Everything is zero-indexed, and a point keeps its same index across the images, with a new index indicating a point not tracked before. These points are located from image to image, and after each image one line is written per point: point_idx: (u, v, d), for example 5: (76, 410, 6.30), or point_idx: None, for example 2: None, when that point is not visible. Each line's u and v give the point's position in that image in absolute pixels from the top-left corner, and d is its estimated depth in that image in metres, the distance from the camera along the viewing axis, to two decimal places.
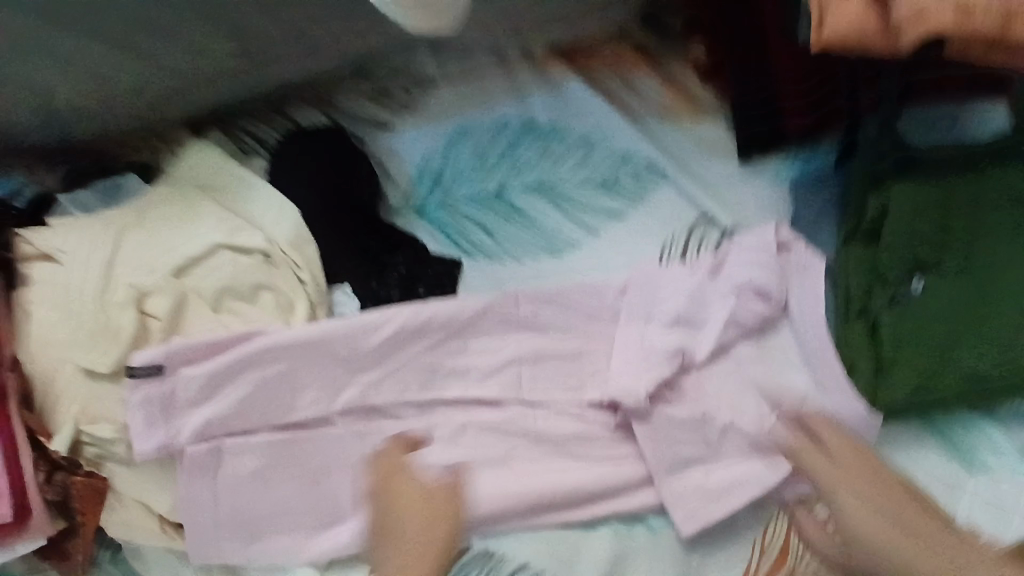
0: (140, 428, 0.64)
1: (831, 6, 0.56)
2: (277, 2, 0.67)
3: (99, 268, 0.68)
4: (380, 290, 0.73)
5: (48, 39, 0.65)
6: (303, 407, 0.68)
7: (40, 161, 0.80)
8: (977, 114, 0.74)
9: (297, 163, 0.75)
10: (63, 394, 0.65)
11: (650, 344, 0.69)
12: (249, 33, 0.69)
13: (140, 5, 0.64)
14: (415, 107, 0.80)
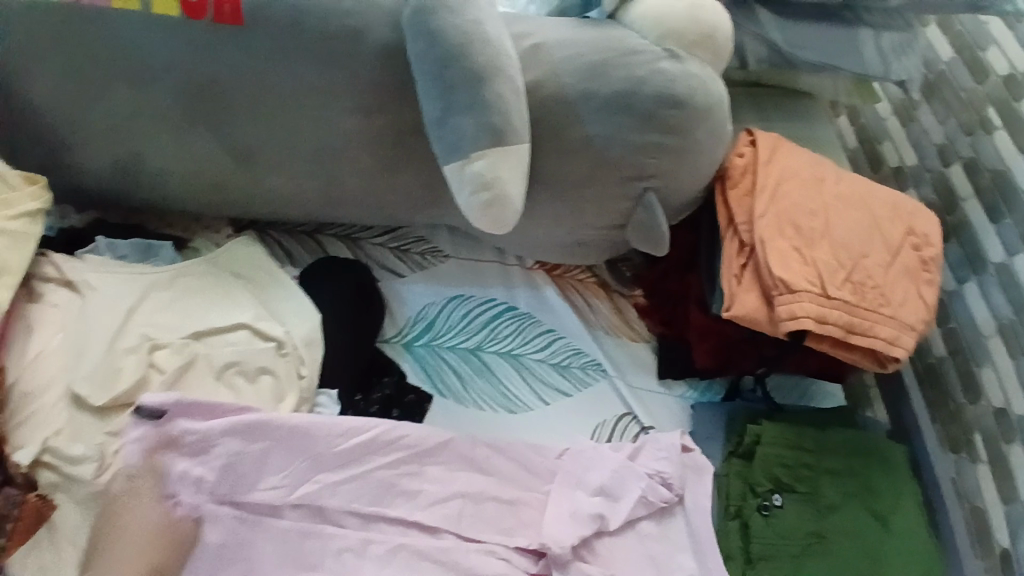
0: (116, 462, 0.69)
1: (737, 297, 0.86)
2: (360, 168, 0.85)
3: (120, 313, 0.74)
4: (362, 403, 0.83)
5: (176, 130, 0.81)
6: (265, 490, 0.72)
7: (87, 206, 0.91)
8: (817, 390, 1.05)
9: (322, 284, 0.89)
10: (44, 410, 0.69)
11: (577, 506, 0.82)
12: (329, 178, 0.87)
13: (261, 135, 0.82)
14: (426, 268, 0.99)
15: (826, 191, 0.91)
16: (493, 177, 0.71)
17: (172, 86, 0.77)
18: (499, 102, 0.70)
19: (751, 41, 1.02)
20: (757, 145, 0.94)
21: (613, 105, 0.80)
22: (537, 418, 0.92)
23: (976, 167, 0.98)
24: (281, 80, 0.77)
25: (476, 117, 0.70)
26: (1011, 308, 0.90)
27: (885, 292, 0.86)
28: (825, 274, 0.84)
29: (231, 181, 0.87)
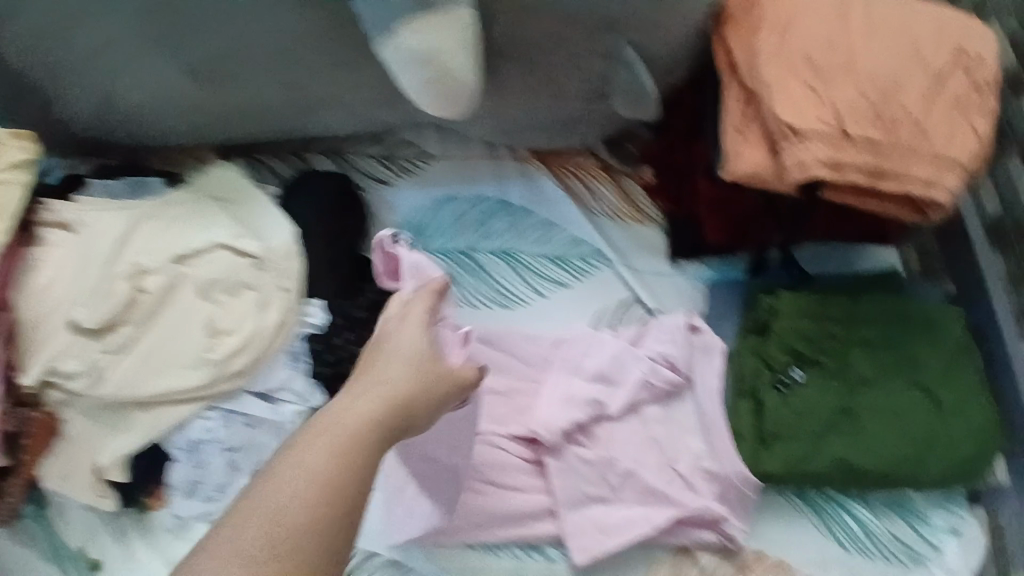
0: (120, 379, 0.76)
1: (737, 152, 0.74)
2: (321, 72, 0.82)
3: (111, 245, 0.78)
4: (348, 308, 0.82)
5: (140, 61, 0.81)
6: (273, 380, 0.79)
7: (85, 152, 0.95)
8: (860, 255, 0.93)
9: (304, 198, 0.88)
10: (53, 340, 0.75)
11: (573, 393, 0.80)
12: (297, 88, 0.84)
13: (224, 57, 0.80)
14: (413, 172, 0.95)
15: (849, 15, 0.75)
16: (430, 52, 0.66)
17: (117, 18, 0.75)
18: None
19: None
20: None
21: None
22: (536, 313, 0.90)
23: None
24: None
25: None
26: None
27: (925, 126, 0.71)
28: (843, 112, 0.70)
29: (207, 102, 0.87)
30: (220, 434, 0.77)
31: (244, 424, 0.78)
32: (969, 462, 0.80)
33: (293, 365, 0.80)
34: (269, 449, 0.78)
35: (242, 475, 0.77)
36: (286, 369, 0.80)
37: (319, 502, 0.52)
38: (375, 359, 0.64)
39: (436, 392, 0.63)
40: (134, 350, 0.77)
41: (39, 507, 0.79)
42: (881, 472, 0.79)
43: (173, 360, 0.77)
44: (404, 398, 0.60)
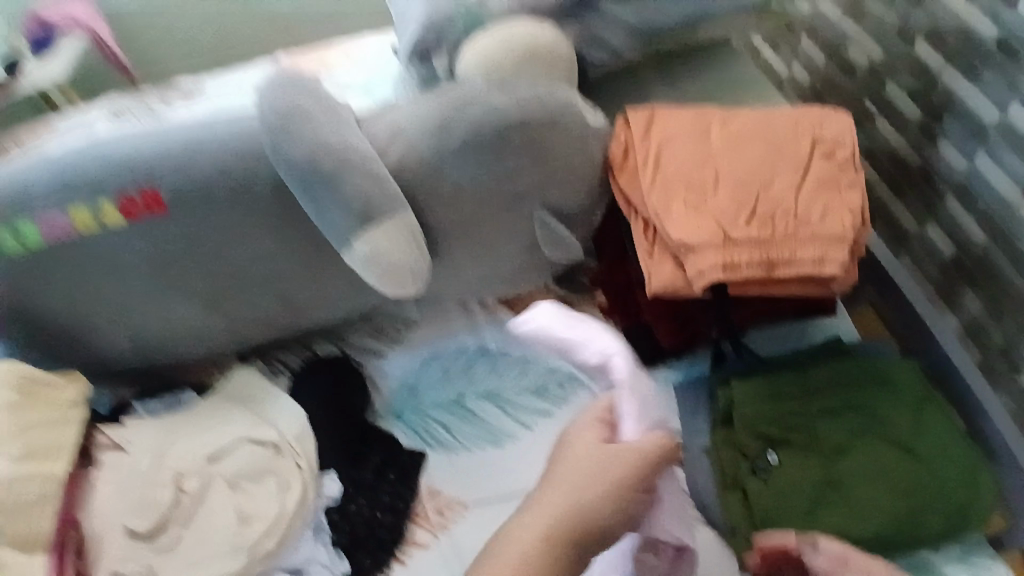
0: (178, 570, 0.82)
1: (652, 272, 0.86)
2: (308, 279, 0.97)
3: (156, 456, 0.90)
4: (359, 473, 0.94)
5: (157, 304, 0.95)
6: (299, 554, 0.87)
7: (120, 382, 1.05)
8: (809, 330, 1.01)
9: (309, 384, 1.02)
10: (109, 552, 0.83)
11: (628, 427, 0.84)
12: (293, 300, 1.00)
13: (230, 287, 0.96)
14: (401, 341, 1.10)
15: (711, 141, 0.90)
16: (378, 253, 0.82)
17: (132, 268, 0.91)
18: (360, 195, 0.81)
19: (608, 28, 1.01)
20: (632, 125, 0.93)
21: (473, 148, 0.85)
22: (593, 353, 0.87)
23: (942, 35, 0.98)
24: (209, 227, 0.89)
25: (347, 209, 0.81)
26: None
27: (800, 213, 0.83)
28: (727, 222, 0.83)
29: (209, 322, 0.99)
30: None
31: None
32: (967, 509, 0.79)
33: (317, 538, 0.89)
34: None
35: None
36: (311, 543, 0.88)
37: (543, 547, 0.71)
38: (570, 456, 0.77)
39: (608, 498, 0.73)
40: (177, 554, 0.84)
41: None
42: (883, 537, 0.79)
43: (210, 551, 0.84)
44: (571, 492, 0.74)
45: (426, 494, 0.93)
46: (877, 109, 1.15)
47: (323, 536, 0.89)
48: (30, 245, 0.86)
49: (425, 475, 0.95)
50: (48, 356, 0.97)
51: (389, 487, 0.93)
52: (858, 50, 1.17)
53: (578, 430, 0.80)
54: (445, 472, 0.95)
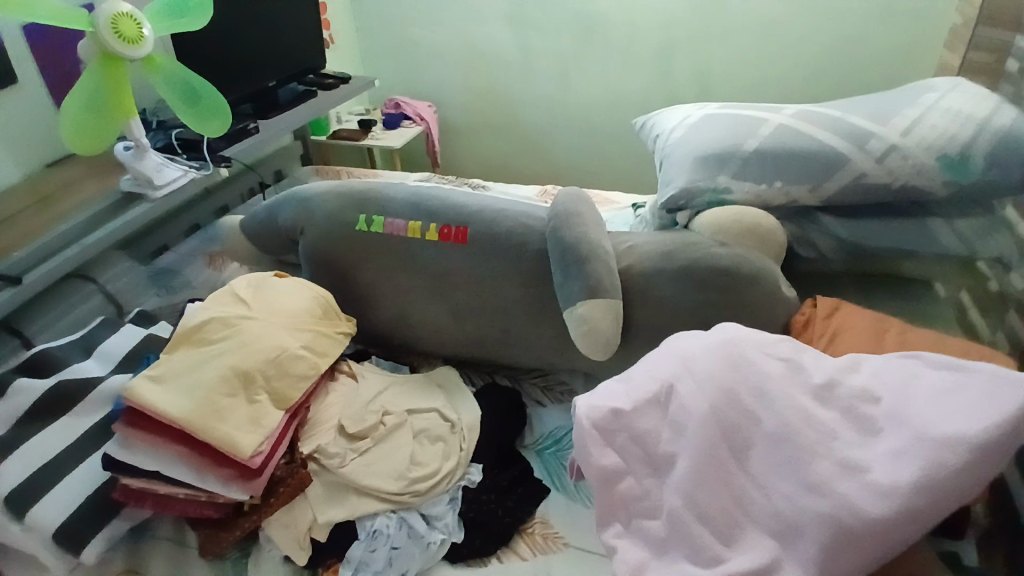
0: (357, 470, 1.06)
1: None
2: (526, 326, 1.26)
3: (375, 392, 1.20)
4: (494, 478, 1.13)
5: (420, 300, 1.30)
6: (434, 509, 1.06)
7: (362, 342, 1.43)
8: None
9: (489, 396, 1.26)
10: (320, 433, 1.12)
11: (895, 450, 0.71)
12: (509, 336, 1.28)
13: (470, 307, 1.27)
14: (563, 402, 1.32)
15: (886, 338, 1.03)
16: (591, 318, 1.07)
17: (422, 270, 1.27)
18: (599, 276, 1.09)
19: (819, 236, 1.26)
20: (817, 306, 1.14)
21: (688, 275, 1.11)
22: (988, 420, 0.68)
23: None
24: (485, 266, 1.23)
25: (583, 282, 1.08)
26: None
27: None
28: None
29: (440, 326, 1.31)
30: (390, 532, 1.02)
31: (403, 533, 1.02)
32: None
33: (450, 503, 1.07)
34: (414, 562, 1.00)
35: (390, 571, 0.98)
36: (444, 504, 1.07)
37: None
38: None
39: None
40: (360, 458, 1.08)
41: (241, 555, 1.04)
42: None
43: (382, 471, 1.07)
44: None
45: (538, 521, 1.09)
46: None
47: (454, 505, 1.07)
48: (373, 230, 1.29)
49: (544, 507, 1.12)
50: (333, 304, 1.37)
51: (514, 501, 1.10)
52: None
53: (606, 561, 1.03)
54: (560, 513, 1.11)
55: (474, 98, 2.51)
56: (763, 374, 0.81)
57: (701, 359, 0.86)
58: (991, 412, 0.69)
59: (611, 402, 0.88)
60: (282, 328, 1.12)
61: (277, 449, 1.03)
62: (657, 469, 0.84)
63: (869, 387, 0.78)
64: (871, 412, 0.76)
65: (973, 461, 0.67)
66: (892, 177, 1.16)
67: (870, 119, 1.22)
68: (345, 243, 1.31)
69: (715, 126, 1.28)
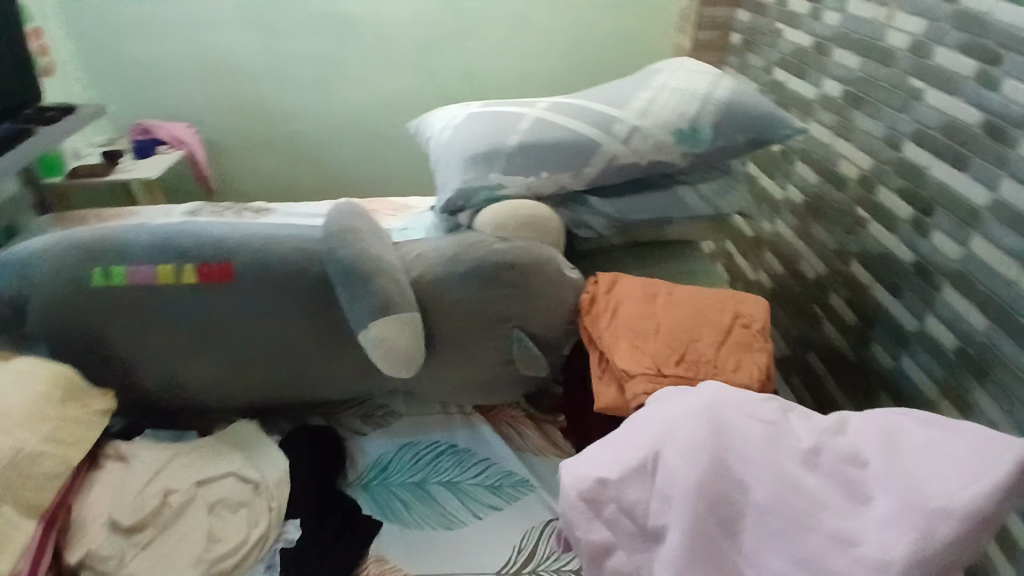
0: (145, 567, 0.89)
1: (597, 392, 1.07)
2: (327, 356, 1.16)
3: (152, 471, 1.01)
4: (319, 528, 1.02)
5: (193, 351, 1.14)
6: None
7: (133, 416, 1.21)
8: None
9: (297, 441, 1.13)
10: (90, 535, 0.92)
11: (884, 518, 0.72)
12: (308, 370, 1.17)
13: (254, 348, 1.14)
14: (384, 426, 1.24)
15: (657, 302, 1.15)
16: (384, 337, 1.02)
17: (187, 318, 1.11)
18: (384, 291, 1.03)
19: (591, 216, 1.33)
20: (598, 283, 1.20)
21: (474, 278, 1.11)
22: (977, 486, 0.70)
23: (870, 257, 1.37)
24: (260, 300, 1.10)
25: (371, 299, 1.02)
26: (939, 364, 1.19)
27: (717, 362, 1.05)
28: (658, 358, 1.05)
29: (226, 375, 1.16)
30: None
31: None
32: None
33: (268, 574, 0.95)
34: None
35: None
36: None
37: None
38: None
39: None
40: (143, 554, 0.91)
41: None
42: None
43: (173, 563, 0.91)
44: None
45: (374, 561, 1.02)
46: (824, 312, 1.52)
47: (273, 573, 0.95)
48: (114, 284, 1.09)
49: (377, 543, 1.04)
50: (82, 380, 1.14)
51: (347, 547, 1.01)
52: (808, 265, 1.59)
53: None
54: (395, 545, 1.04)
55: (242, 112, 2.26)
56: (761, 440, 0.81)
57: (687, 422, 0.84)
58: (984, 478, 0.70)
59: (597, 470, 0.85)
60: (18, 423, 0.88)
61: (37, 568, 0.85)
62: (647, 542, 0.82)
63: (857, 447, 0.80)
64: (859, 471, 0.77)
65: (964, 533, 0.69)
66: (638, 154, 1.28)
67: (612, 105, 1.33)
68: (79, 305, 1.08)
69: (481, 125, 1.30)
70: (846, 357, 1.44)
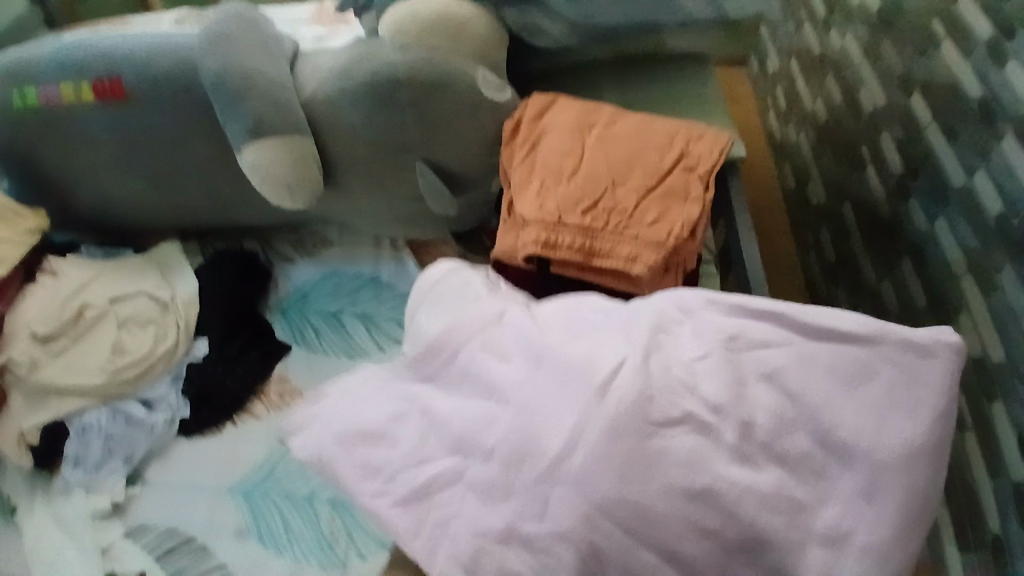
0: (60, 371, 1.02)
1: (499, 237, 0.94)
2: (238, 181, 1.11)
3: (76, 286, 1.09)
4: (226, 348, 1.08)
5: (110, 173, 1.13)
6: (154, 392, 1.04)
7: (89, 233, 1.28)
8: None
9: (213, 268, 1.15)
10: (15, 340, 1.04)
11: (859, 489, 0.59)
12: (223, 196, 1.15)
13: (168, 170, 1.11)
14: (313, 254, 1.22)
15: (588, 135, 0.94)
16: (259, 164, 0.94)
17: (98, 142, 1.08)
18: (258, 113, 0.92)
19: (545, 19, 1.06)
20: (528, 108, 0.98)
21: (367, 95, 0.95)
22: (923, 417, 0.60)
23: (931, 87, 0.89)
24: (161, 126, 1.05)
25: (243, 121, 0.92)
26: (975, 235, 0.82)
27: (635, 214, 0.87)
28: (563, 204, 0.88)
29: (149, 198, 1.17)
30: (104, 424, 1.00)
31: (121, 420, 1.01)
32: None
33: (172, 384, 1.06)
34: (138, 445, 1.00)
35: (115, 459, 0.99)
36: (166, 385, 1.05)
37: None
38: None
39: None
40: (61, 359, 1.04)
41: None
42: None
43: (84, 367, 1.03)
44: None
45: (275, 379, 1.07)
46: (870, 157, 1.06)
47: (178, 383, 1.06)
48: (32, 107, 1.06)
49: (282, 364, 1.09)
50: (26, 197, 1.18)
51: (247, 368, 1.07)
52: None
53: None
54: (297, 369, 1.08)
55: None
56: (560, 372, 0.64)
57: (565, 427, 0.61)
58: (926, 406, 0.60)
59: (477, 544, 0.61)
60: None
61: None
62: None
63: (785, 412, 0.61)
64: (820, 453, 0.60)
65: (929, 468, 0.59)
66: None
67: None
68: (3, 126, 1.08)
69: None
70: (881, 216, 1.03)
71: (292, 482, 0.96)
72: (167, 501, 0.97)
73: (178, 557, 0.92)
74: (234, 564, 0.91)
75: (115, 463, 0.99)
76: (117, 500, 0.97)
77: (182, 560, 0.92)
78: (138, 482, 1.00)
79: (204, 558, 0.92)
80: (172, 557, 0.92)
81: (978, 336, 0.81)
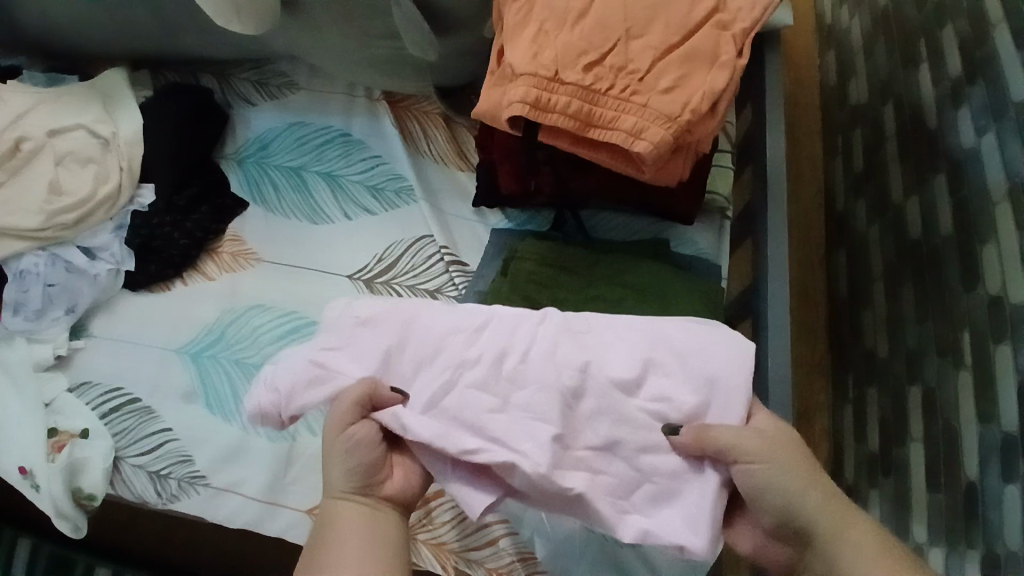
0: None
1: (481, 93, 0.79)
2: None
3: (10, 116, 0.96)
4: (173, 199, 0.97)
5: None
6: (96, 240, 0.95)
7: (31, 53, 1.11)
8: (677, 238, 0.90)
9: (160, 103, 1.01)
10: None
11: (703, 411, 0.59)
12: (170, 12, 0.97)
13: None
14: (277, 98, 1.06)
15: None
16: None
17: None
18: None
19: None
20: None
21: None
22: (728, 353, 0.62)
23: None
24: None
25: None
26: None
27: (648, 76, 0.71)
28: (562, 56, 0.71)
29: (86, 9, 0.99)
30: (44, 270, 0.93)
31: (64, 268, 0.93)
32: None
33: (116, 232, 0.96)
34: (81, 295, 0.93)
35: (54, 308, 0.92)
36: (109, 234, 0.95)
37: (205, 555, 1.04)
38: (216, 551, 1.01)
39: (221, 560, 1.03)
40: None
41: None
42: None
43: (19, 208, 0.93)
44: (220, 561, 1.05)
45: (230, 237, 0.98)
46: (926, 54, 0.88)
47: (121, 232, 0.96)
48: None
49: (239, 224, 0.99)
50: None
51: (197, 223, 0.96)
52: None
53: (300, 275, 0.95)
54: (253, 230, 0.98)
55: None
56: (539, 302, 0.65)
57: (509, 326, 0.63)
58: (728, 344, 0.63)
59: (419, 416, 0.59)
60: None
61: None
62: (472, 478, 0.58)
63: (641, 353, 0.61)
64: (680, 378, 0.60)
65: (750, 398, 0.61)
66: None
67: None
68: None
69: None
70: (922, 126, 0.86)
71: (242, 348, 0.90)
72: (111, 357, 0.92)
73: (122, 415, 0.88)
74: (177, 428, 0.87)
75: (56, 313, 0.91)
76: (61, 352, 0.91)
77: (127, 420, 0.88)
78: (83, 334, 0.93)
79: (148, 419, 0.88)
80: (116, 414, 0.88)
81: (1000, 274, 0.68)
